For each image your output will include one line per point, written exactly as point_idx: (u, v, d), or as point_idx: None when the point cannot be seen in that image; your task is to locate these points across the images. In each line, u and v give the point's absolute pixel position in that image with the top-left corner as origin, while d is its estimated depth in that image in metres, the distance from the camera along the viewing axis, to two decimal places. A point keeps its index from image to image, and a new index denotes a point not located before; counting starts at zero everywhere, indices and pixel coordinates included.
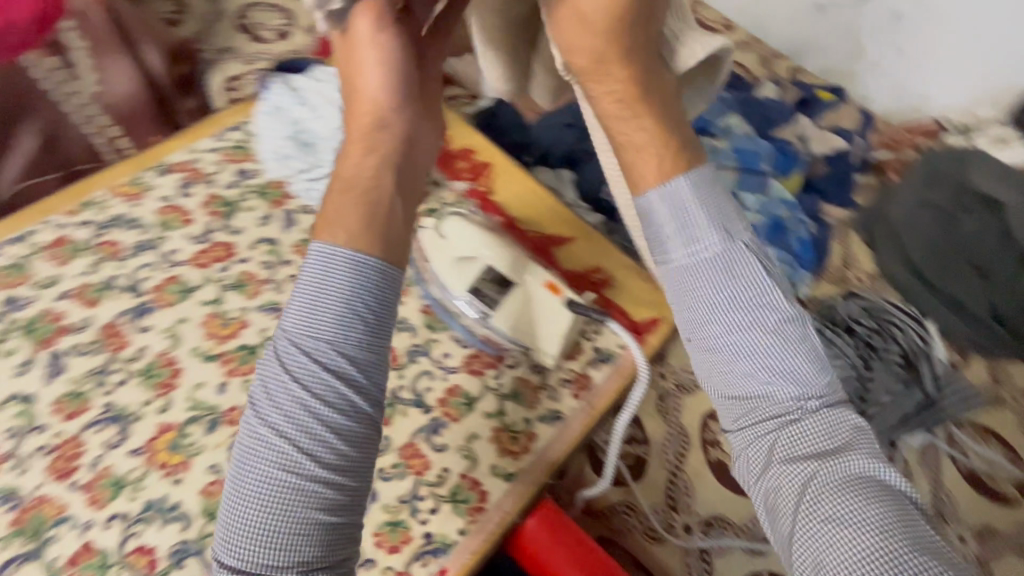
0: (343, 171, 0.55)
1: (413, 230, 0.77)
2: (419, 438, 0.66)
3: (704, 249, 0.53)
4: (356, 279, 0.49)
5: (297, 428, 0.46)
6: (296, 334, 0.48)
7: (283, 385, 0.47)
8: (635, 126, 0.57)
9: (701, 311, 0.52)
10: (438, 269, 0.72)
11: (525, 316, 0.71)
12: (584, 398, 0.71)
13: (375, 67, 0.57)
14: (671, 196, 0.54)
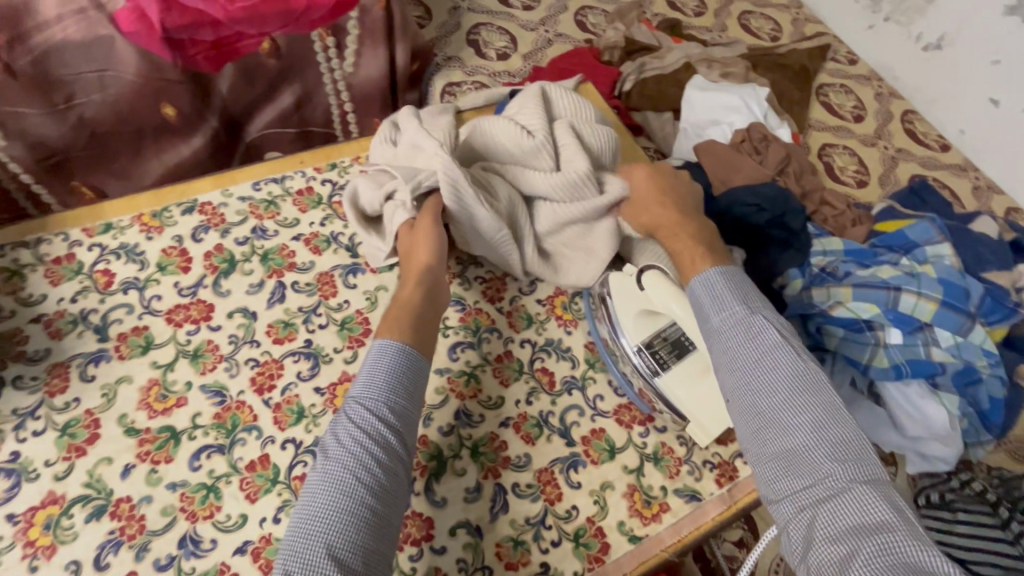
0: (399, 297, 0.65)
1: (599, 270, 0.79)
2: (557, 467, 0.67)
3: (733, 332, 0.59)
4: (403, 356, 0.58)
5: (352, 462, 0.50)
6: (361, 392, 0.55)
7: (343, 431, 0.52)
8: (688, 246, 0.67)
9: (771, 421, 0.53)
10: (622, 314, 0.72)
11: (698, 386, 0.68)
12: (726, 487, 0.69)
13: (425, 233, 0.70)
14: (711, 287, 0.62)
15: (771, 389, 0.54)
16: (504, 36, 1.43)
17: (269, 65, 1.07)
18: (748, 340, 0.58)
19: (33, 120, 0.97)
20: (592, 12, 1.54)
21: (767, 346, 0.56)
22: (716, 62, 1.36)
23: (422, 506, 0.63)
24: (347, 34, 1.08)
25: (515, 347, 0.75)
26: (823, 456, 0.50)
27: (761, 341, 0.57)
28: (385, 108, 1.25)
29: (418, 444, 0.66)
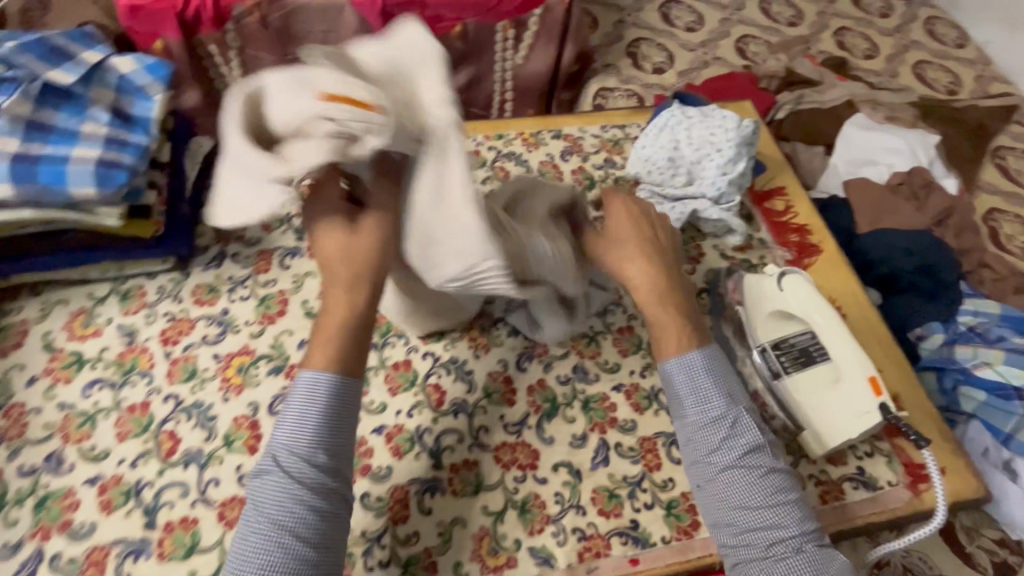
0: (329, 313, 0.53)
1: (731, 271, 0.80)
2: (660, 439, 0.70)
3: (697, 410, 0.58)
4: (329, 401, 0.52)
5: (293, 520, 0.48)
6: (299, 440, 0.50)
7: (269, 498, 0.49)
8: (661, 309, 0.62)
9: (732, 481, 0.55)
10: (750, 314, 0.74)
11: (823, 397, 0.69)
12: (831, 506, 0.68)
13: (332, 211, 0.54)
14: (687, 367, 0.60)
15: (732, 483, 0.55)
16: (663, 53, 1.48)
17: (455, 47, 1.19)
18: (713, 426, 0.57)
19: (265, 64, 1.15)
20: (754, 42, 1.55)
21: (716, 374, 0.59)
22: (881, 105, 1.31)
23: (531, 439, 0.69)
24: (526, 28, 1.20)
25: (637, 324, 0.79)
26: (771, 517, 0.54)
27: (738, 430, 0.57)
28: (539, 102, 1.35)
29: (536, 385, 0.72)
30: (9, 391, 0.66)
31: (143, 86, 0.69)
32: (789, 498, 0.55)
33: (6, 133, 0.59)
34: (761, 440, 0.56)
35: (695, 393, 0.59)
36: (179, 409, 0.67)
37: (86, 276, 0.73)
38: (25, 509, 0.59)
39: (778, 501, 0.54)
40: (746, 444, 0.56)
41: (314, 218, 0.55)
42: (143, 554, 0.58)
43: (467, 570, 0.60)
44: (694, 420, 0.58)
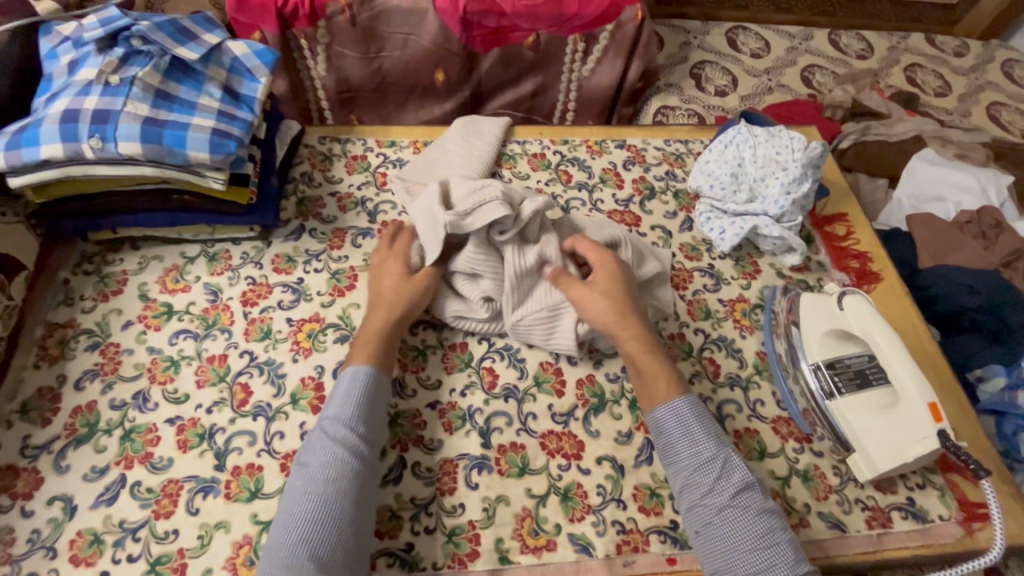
0: (368, 327, 0.69)
1: (787, 290, 0.82)
2: None
3: (690, 454, 0.61)
4: (363, 389, 0.62)
5: (333, 480, 0.55)
6: (338, 415, 0.60)
7: (314, 460, 0.57)
8: (651, 360, 0.68)
9: (725, 506, 0.57)
10: (805, 333, 0.75)
11: (875, 419, 0.67)
12: (876, 532, 0.67)
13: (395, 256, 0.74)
14: (676, 413, 0.63)
15: (729, 517, 0.57)
16: (727, 75, 1.49)
17: (526, 57, 1.24)
18: (706, 468, 0.60)
19: (348, 61, 1.21)
20: (820, 72, 1.54)
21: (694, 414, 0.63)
22: (951, 142, 1.29)
23: (578, 430, 0.70)
24: (596, 43, 1.24)
25: (688, 332, 0.80)
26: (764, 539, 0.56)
27: (729, 468, 0.60)
28: (601, 115, 1.38)
29: (585, 380, 0.74)
30: (107, 332, 0.72)
31: (251, 68, 0.76)
32: (781, 539, 0.56)
33: (139, 99, 0.66)
34: (750, 479, 0.59)
35: (688, 437, 0.62)
36: (253, 364, 0.71)
37: (181, 236, 0.80)
38: (113, 439, 0.65)
39: (773, 534, 0.56)
40: (735, 483, 0.58)
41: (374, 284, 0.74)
42: (211, 493, 0.62)
43: (508, 547, 0.62)
44: (681, 456, 0.62)
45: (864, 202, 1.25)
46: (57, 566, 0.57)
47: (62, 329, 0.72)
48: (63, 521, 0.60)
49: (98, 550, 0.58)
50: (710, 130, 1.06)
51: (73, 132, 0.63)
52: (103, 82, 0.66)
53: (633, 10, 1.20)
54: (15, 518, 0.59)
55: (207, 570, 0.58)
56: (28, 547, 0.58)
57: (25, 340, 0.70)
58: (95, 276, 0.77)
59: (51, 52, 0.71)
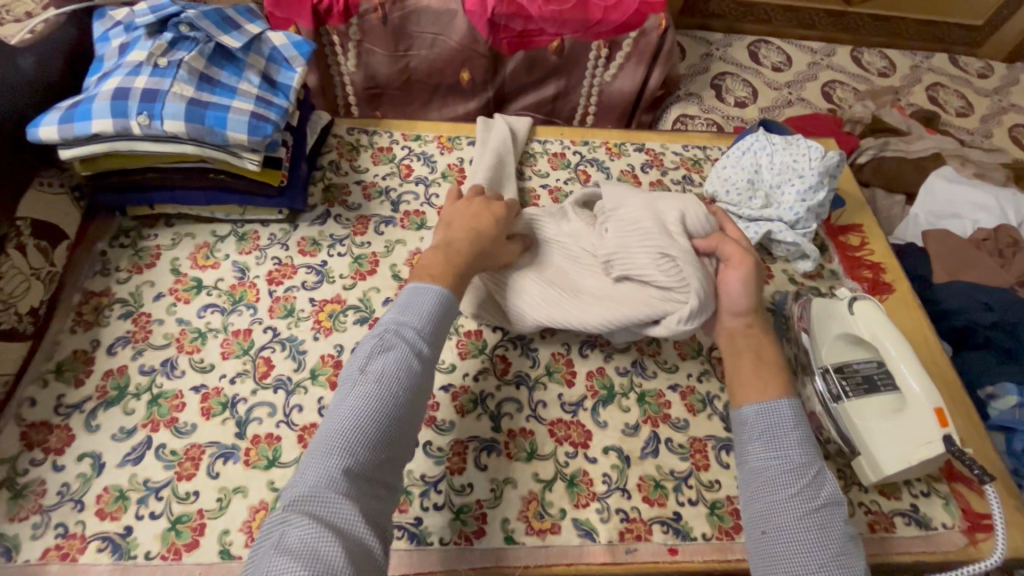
0: (429, 261, 0.66)
1: (799, 296, 0.82)
2: (710, 442, 0.72)
3: (774, 457, 0.56)
4: (430, 303, 0.61)
5: (404, 385, 0.55)
6: (410, 326, 0.59)
7: (380, 362, 0.55)
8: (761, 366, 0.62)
9: (798, 504, 0.53)
10: (816, 334, 0.75)
11: (881, 423, 0.68)
12: (878, 536, 0.67)
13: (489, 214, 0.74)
14: (768, 412, 0.58)
15: (802, 514, 0.52)
16: (748, 87, 1.51)
17: (550, 60, 1.27)
18: (797, 473, 0.54)
19: (378, 58, 1.25)
20: (841, 88, 1.55)
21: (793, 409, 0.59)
22: (971, 162, 1.29)
23: (586, 420, 0.72)
24: (620, 49, 1.26)
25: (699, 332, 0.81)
26: (830, 524, 0.52)
27: (819, 480, 0.54)
28: (621, 121, 1.40)
29: (595, 372, 0.76)
30: (140, 302, 0.75)
31: (288, 58, 0.80)
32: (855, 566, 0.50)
33: (185, 81, 0.70)
34: (839, 498, 0.54)
35: (774, 439, 0.57)
36: (276, 339, 0.74)
37: (213, 215, 0.83)
38: (141, 403, 0.68)
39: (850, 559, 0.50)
40: (826, 496, 0.53)
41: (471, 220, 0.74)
42: (232, 459, 0.65)
43: (514, 528, 0.64)
44: (758, 450, 0.57)
45: (880, 216, 1.25)
46: (83, 519, 0.60)
47: (98, 297, 0.75)
48: (91, 477, 0.62)
49: (122, 506, 0.61)
50: (729, 138, 1.08)
51: (123, 108, 0.67)
52: (152, 64, 0.70)
53: (657, 18, 1.22)
54: (47, 471, 0.62)
55: (224, 531, 0.60)
56: (58, 499, 0.61)
57: (63, 305, 0.74)
58: (131, 249, 0.80)
59: (103, 35, 0.76)
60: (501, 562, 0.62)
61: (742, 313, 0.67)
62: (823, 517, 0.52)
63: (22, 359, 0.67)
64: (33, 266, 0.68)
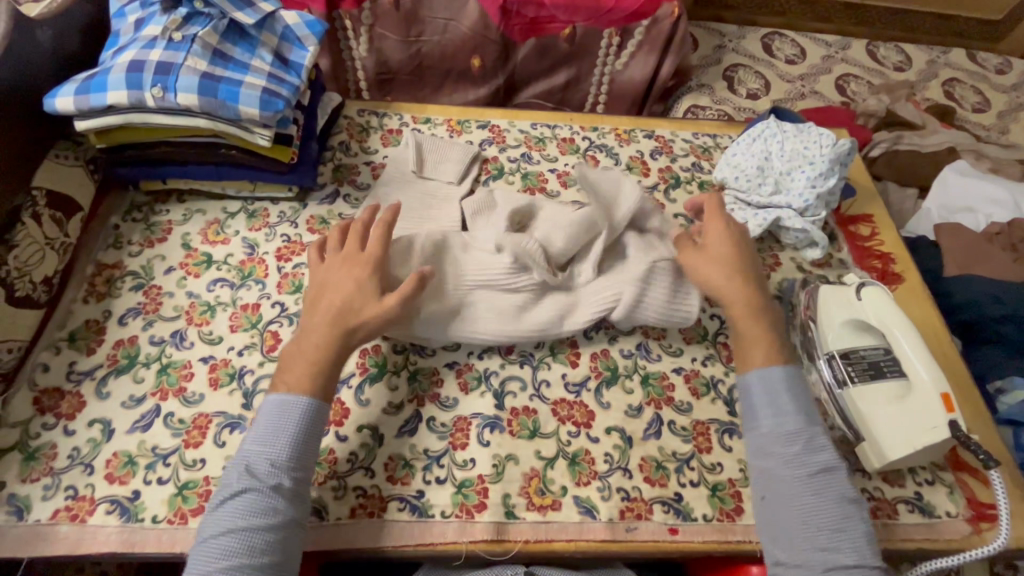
0: (306, 347, 0.62)
1: (806, 283, 0.81)
2: (713, 425, 0.72)
3: (773, 422, 0.62)
4: (287, 438, 0.58)
5: (252, 531, 0.53)
6: (274, 454, 0.57)
7: (232, 510, 0.54)
8: (751, 323, 0.67)
9: (793, 469, 0.59)
10: (822, 321, 0.75)
11: (888, 408, 0.67)
12: (881, 522, 0.67)
13: (360, 266, 0.66)
14: (767, 378, 0.64)
15: (798, 479, 0.58)
16: (760, 80, 1.49)
17: (561, 48, 1.27)
18: (792, 439, 0.60)
19: (389, 43, 1.25)
20: (855, 81, 1.53)
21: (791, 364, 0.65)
22: (986, 157, 1.27)
23: (589, 400, 0.72)
24: (631, 37, 1.26)
25: (704, 316, 0.81)
26: (823, 487, 0.58)
27: (814, 446, 0.60)
28: (631, 111, 1.39)
29: (599, 354, 0.76)
30: (151, 275, 0.77)
31: (301, 37, 0.79)
32: (852, 522, 0.57)
33: (198, 55, 0.71)
34: (832, 463, 0.59)
35: (772, 405, 0.63)
36: (283, 314, 0.75)
37: (224, 192, 0.84)
38: (150, 371, 0.69)
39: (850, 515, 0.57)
40: (820, 461, 0.59)
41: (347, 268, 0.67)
42: (238, 428, 0.66)
43: (515, 503, 0.64)
44: (761, 417, 0.63)
45: (892, 210, 1.24)
46: (92, 482, 0.61)
47: (110, 269, 0.76)
48: (101, 442, 0.64)
49: (131, 471, 0.62)
50: (740, 127, 1.07)
51: (138, 80, 0.68)
52: (167, 38, 0.71)
53: (670, 6, 1.22)
54: (58, 436, 0.64)
55: None
56: (68, 462, 0.62)
57: (76, 276, 0.75)
58: (143, 223, 0.81)
59: (119, 10, 0.77)
60: (501, 536, 0.62)
61: (727, 278, 0.70)
62: (818, 479, 0.58)
63: (36, 326, 0.68)
64: (48, 235, 0.70)
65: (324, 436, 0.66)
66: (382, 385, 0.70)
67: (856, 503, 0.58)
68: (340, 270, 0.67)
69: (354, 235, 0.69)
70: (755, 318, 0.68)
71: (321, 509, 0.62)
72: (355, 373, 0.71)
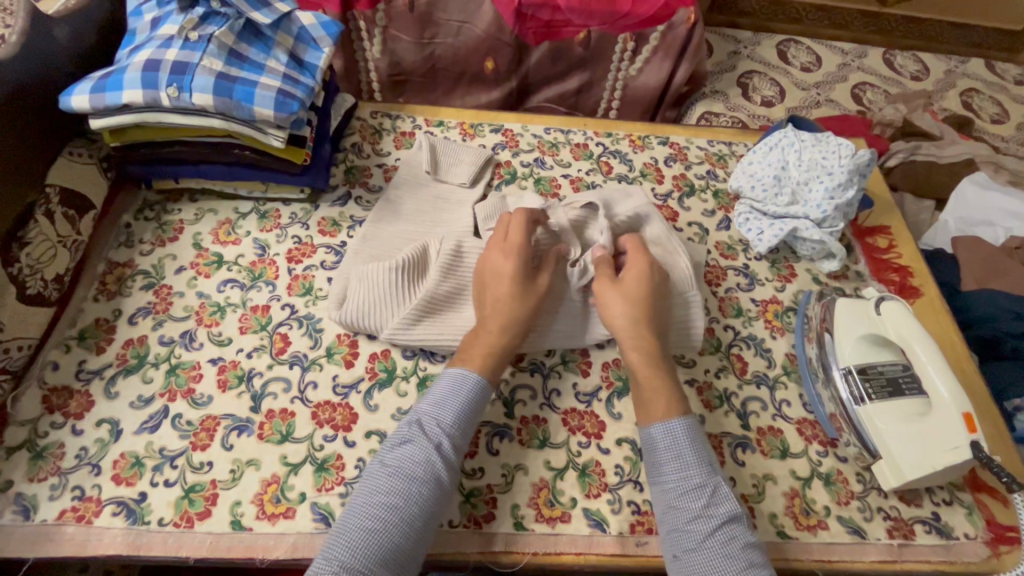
0: (484, 329, 0.66)
1: (822, 295, 0.80)
2: (726, 439, 0.70)
3: (678, 477, 0.58)
4: (454, 403, 0.60)
5: (415, 481, 0.55)
6: (444, 417, 0.59)
7: (401, 456, 0.56)
8: (654, 372, 0.65)
9: (677, 493, 0.58)
10: (838, 337, 0.74)
11: (905, 426, 0.66)
12: (897, 543, 0.65)
13: (511, 256, 0.69)
14: (670, 434, 0.60)
15: (683, 502, 0.57)
16: (775, 87, 1.48)
17: (575, 52, 1.26)
18: (676, 464, 0.59)
19: (403, 44, 1.25)
20: (871, 90, 1.52)
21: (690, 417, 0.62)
22: (1005, 169, 1.25)
23: (601, 411, 0.71)
24: (646, 42, 1.25)
25: (718, 327, 0.80)
26: (706, 507, 0.56)
27: (717, 498, 0.57)
28: (644, 116, 1.38)
29: (611, 364, 0.75)
30: (162, 274, 0.76)
31: (316, 38, 0.79)
32: (736, 540, 0.54)
33: (214, 55, 0.70)
34: (736, 512, 0.56)
35: (677, 459, 0.59)
36: (293, 317, 0.74)
37: (236, 192, 0.84)
38: (159, 372, 0.68)
39: (754, 565, 0.53)
40: (702, 481, 0.58)
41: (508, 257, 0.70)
42: (245, 432, 0.65)
43: (523, 514, 0.63)
44: (653, 447, 0.61)
45: (908, 221, 1.22)
46: (99, 483, 0.61)
47: (121, 268, 0.76)
48: (109, 442, 0.63)
49: (138, 472, 0.62)
50: (756, 135, 1.06)
51: (153, 80, 0.68)
52: (184, 37, 0.71)
53: (687, 12, 1.21)
54: (66, 435, 0.63)
55: (236, 502, 0.61)
56: (75, 462, 0.62)
57: (88, 274, 0.75)
58: (155, 222, 0.81)
59: (137, 9, 0.76)
60: (510, 548, 0.61)
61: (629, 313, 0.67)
62: (702, 500, 0.56)
63: (46, 324, 0.68)
64: (60, 233, 0.69)
65: (333, 441, 0.65)
66: (391, 390, 0.70)
67: (740, 523, 0.56)
68: (496, 255, 0.70)
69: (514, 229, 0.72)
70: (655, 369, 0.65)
71: (327, 516, 0.61)
72: (364, 378, 0.70)
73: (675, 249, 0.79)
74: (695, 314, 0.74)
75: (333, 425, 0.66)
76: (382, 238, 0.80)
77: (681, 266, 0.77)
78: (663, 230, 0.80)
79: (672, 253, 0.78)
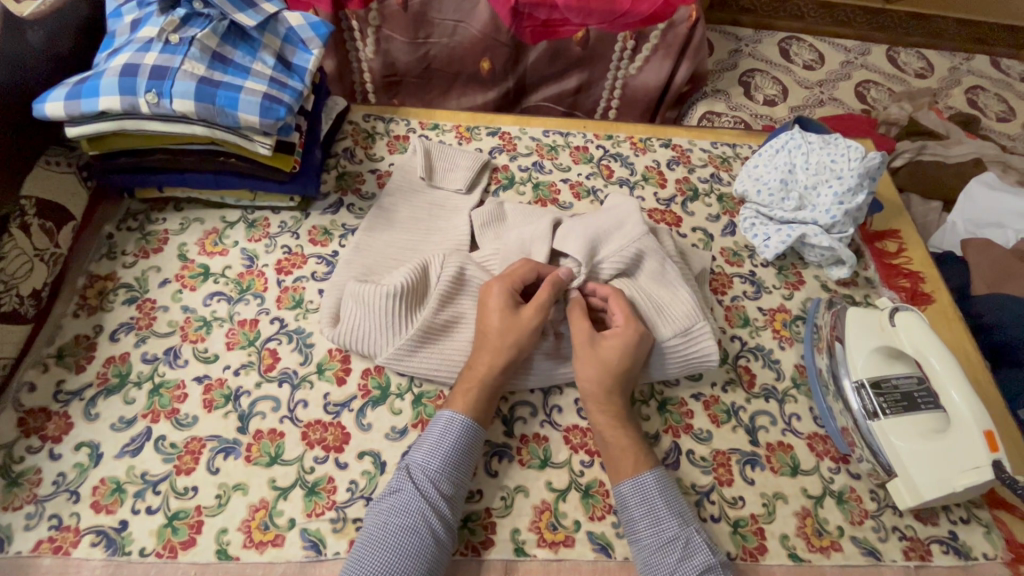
0: (475, 365, 0.64)
1: (832, 304, 0.78)
2: (735, 456, 0.67)
3: (651, 531, 0.57)
4: (445, 453, 0.58)
5: (411, 538, 0.53)
6: (428, 463, 0.58)
7: (393, 512, 0.55)
8: (621, 432, 0.62)
9: (654, 548, 0.56)
10: (850, 349, 0.71)
11: (920, 443, 0.63)
12: (913, 564, 0.62)
13: (504, 283, 0.67)
14: (640, 488, 0.59)
15: (657, 555, 0.56)
16: (779, 85, 1.45)
17: (574, 52, 1.22)
18: (650, 516, 0.58)
19: (397, 45, 1.22)
20: (876, 88, 1.48)
21: (660, 468, 0.61)
22: (1013, 169, 1.21)
23: None
24: (647, 41, 1.21)
25: (724, 338, 0.77)
26: (681, 559, 0.55)
27: (690, 550, 0.55)
28: (644, 116, 1.35)
29: None
30: (145, 288, 0.73)
31: (305, 40, 0.75)
32: None
33: (196, 59, 0.67)
34: (711, 562, 0.55)
35: (649, 513, 0.58)
36: (283, 331, 0.71)
37: (223, 200, 0.81)
38: (142, 392, 0.65)
39: None
40: (675, 533, 0.56)
41: (504, 291, 0.66)
42: (232, 454, 0.62)
43: (524, 539, 0.60)
44: (624, 496, 0.59)
45: (915, 222, 1.19)
46: (78, 511, 0.58)
47: (102, 282, 0.73)
48: (88, 467, 0.60)
49: (118, 499, 0.59)
50: (760, 136, 1.03)
51: (131, 84, 0.65)
52: (163, 40, 0.68)
53: (688, 10, 1.17)
54: (44, 459, 0.60)
55: (222, 530, 0.58)
56: (53, 489, 0.59)
57: (68, 289, 0.72)
58: (138, 232, 0.78)
59: (115, 10, 0.73)
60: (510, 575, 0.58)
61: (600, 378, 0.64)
62: (678, 553, 0.55)
63: (22, 342, 0.65)
64: (37, 247, 0.66)
65: (323, 464, 0.62)
66: (384, 408, 0.67)
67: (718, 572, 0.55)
68: (492, 284, 0.68)
69: (524, 267, 0.69)
70: (617, 432, 0.63)
71: (317, 542, 0.58)
72: (357, 396, 0.67)
73: (673, 282, 0.73)
74: (709, 345, 0.69)
75: (324, 446, 0.63)
76: (374, 248, 0.77)
77: (679, 299, 0.71)
78: (662, 265, 0.74)
79: (670, 285, 0.73)
